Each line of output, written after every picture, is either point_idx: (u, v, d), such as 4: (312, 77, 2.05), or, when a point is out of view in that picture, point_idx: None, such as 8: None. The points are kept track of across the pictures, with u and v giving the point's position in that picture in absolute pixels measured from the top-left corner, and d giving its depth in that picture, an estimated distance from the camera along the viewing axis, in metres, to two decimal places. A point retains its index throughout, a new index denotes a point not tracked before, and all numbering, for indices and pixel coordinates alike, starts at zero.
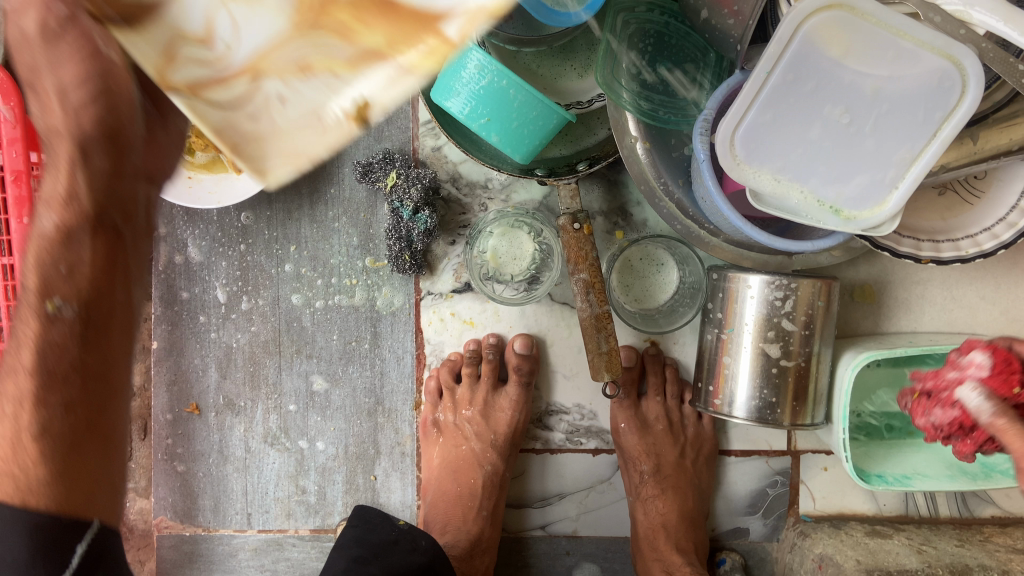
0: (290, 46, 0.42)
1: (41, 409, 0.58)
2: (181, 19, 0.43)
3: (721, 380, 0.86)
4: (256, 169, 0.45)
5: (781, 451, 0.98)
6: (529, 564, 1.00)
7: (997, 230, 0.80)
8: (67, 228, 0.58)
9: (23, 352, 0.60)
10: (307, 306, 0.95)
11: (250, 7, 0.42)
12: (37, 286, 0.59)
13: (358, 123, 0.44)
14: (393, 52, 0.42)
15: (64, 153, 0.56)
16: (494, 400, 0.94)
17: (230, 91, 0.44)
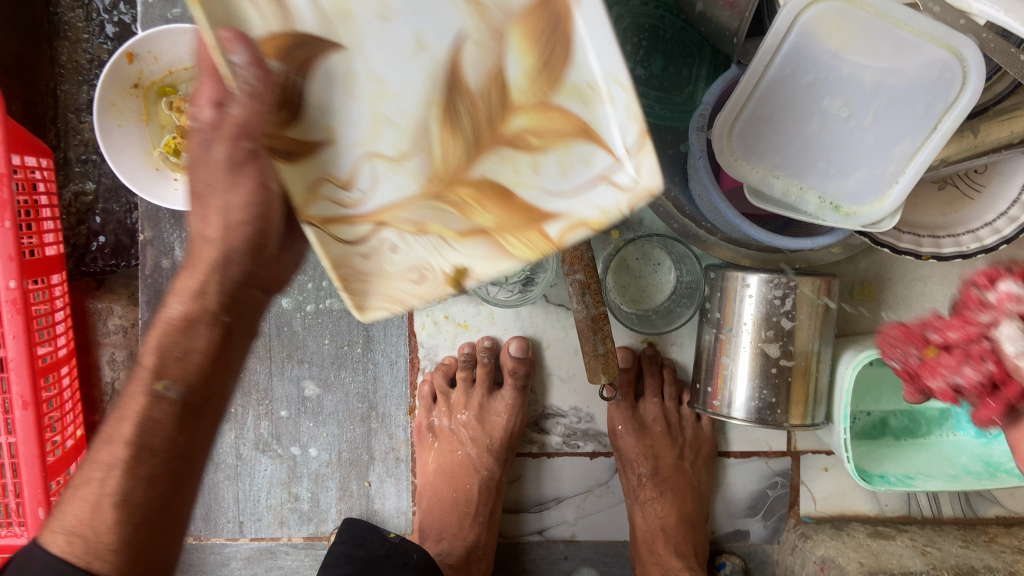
0: (412, 208, 0.46)
1: (131, 483, 0.48)
2: (331, 165, 0.44)
3: (720, 380, 0.84)
4: (357, 305, 0.48)
5: (781, 451, 0.97)
6: (527, 570, 0.98)
7: (998, 225, 0.78)
8: (192, 320, 0.49)
9: (120, 429, 0.49)
10: (298, 310, 0.93)
11: (392, 171, 0.45)
12: (152, 365, 0.49)
13: (451, 288, 0.46)
14: (500, 236, 0.45)
15: (206, 261, 0.48)
16: (490, 404, 0.93)
17: (356, 229, 0.46)
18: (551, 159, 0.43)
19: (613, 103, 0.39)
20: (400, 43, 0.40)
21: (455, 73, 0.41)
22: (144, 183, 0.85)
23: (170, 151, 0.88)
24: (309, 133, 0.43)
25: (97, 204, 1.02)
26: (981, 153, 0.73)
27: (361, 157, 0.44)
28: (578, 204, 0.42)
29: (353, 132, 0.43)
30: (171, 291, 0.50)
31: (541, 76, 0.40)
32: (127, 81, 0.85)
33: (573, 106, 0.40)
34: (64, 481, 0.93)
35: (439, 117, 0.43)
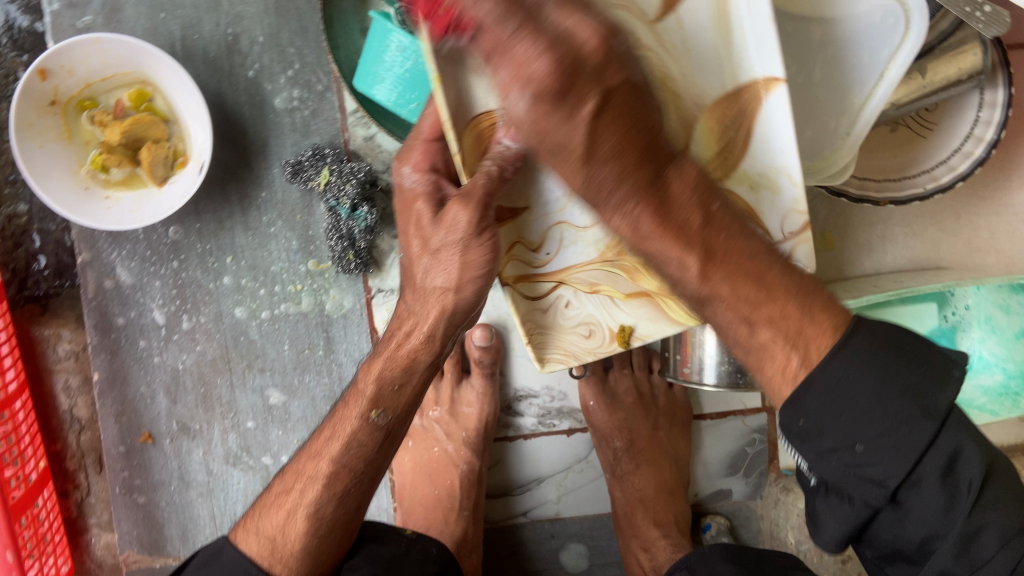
0: (590, 270, 0.59)
1: (325, 498, 0.61)
2: (526, 232, 0.58)
3: (687, 348, 0.84)
4: (538, 357, 0.61)
5: (756, 408, 0.97)
6: (517, 552, 0.98)
7: (953, 162, 0.76)
8: (417, 359, 0.60)
9: (332, 441, 0.62)
10: (253, 318, 0.91)
11: (578, 237, 0.58)
12: (369, 394, 0.61)
13: (620, 342, 0.59)
14: (661, 299, 0.59)
15: (442, 308, 0.57)
16: (459, 395, 0.90)
17: (535, 287, 0.59)
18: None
19: (779, 193, 0.53)
20: None
21: None
22: (72, 205, 0.81)
23: (99, 168, 0.84)
24: (514, 202, 0.57)
25: (32, 224, 0.95)
26: (931, 93, 0.71)
27: (553, 224, 0.58)
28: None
29: (553, 206, 0.57)
30: (405, 330, 0.60)
31: (719, 161, 0.55)
32: (42, 99, 0.80)
33: (742, 190, 0.55)
34: (33, 516, 0.91)
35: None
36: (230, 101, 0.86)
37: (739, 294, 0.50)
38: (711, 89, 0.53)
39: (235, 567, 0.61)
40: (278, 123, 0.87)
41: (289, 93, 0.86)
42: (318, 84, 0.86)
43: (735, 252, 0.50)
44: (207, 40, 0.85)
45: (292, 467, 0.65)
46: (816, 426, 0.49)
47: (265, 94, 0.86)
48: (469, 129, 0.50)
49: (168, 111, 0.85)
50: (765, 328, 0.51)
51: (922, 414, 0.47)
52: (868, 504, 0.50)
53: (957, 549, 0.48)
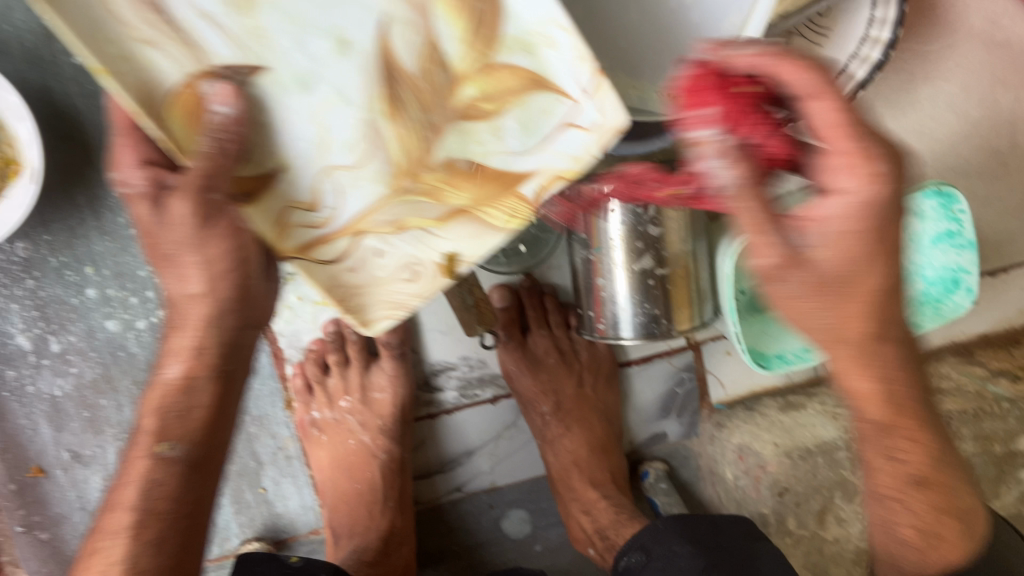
0: (387, 210, 0.52)
1: (136, 550, 0.51)
2: (292, 193, 0.50)
3: (600, 303, 0.79)
4: (362, 320, 0.60)
5: (682, 348, 0.91)
6: (454, 528, 0.95)
7: (851, 69, 0.71)
8: (195, 377, 0.54)
9: (125, 488, 0.53)
10: (130, 330, 0.83)
11: (355, 178, 0.50)
12: (153, 429, 0.53)
13: (446, 274, 0.56)
14: (476, 212, 0.53)
15: (200, 315, 0.53)
16: (370, 380, 0.85)
17: (335, 246, 0.54)
18: (507, 123, 0.48)
19: (556, 47, 0.43)
20: (322, 48, 0.44)
21: (387, 59, 0.45)
22: None
23: None
24: (259, 164, 0.48)
25: None
26: None
27: (317, 177, 0.50)
28: (547, 158, 0.48)
29: (309, 152, 0.48)
30: (172, 350, 0.54)
31: (479, 37, 0.44)
32: None
33: (518, 60, 0.44)
34: None
35: (385, 111, 0.47)
36: (58, 90, 0.72)
37: (908, 454, 0.52)
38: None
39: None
40: None
41: None
42: None
43: None
44: (18, 25, 0.69)
45: (93, 530, 0.54)
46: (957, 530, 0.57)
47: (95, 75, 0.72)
48: (165, 111, 0.44)
49: None
50: (920, 501, 0.52)
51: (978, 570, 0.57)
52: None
53: None
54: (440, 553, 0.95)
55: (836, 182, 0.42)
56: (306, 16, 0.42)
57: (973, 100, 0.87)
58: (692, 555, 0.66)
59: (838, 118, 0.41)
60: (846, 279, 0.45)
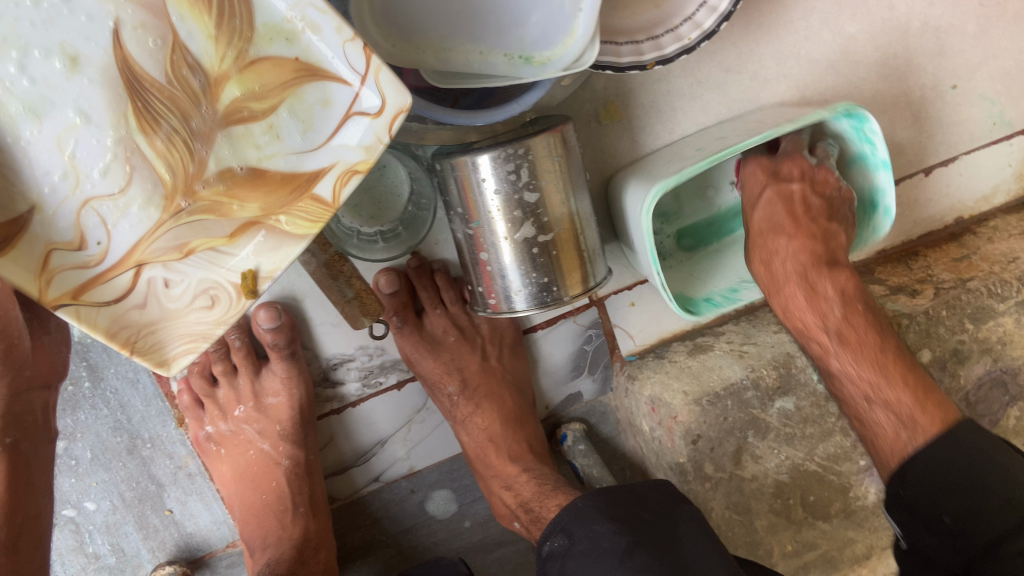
0: (164, 234, 0.52)
1: None
2: (51, 232, 0.50)
3: (488, 278, 0.76)
4: (159, 362, 0.53)
5: (585, 306, 0.90)
6: (378, 517, 0.93)
7: (714, 3, 0.69)
8: None
9: None
10: None
11: (120, 207, 0.51)
12: None
13: (246, 293, 0.52)
14: (268, 219, 0.52)
15: None
16: (261, 386, 0.81)
17: (113, 285, 0.51)
18: (280, 119, 0.50)
19: (316, 31, 0.47)
20: (54, 70, 0.47)
21: (128, 69, 0.48)
22: None
23: None
24: (11, 211, 0.49)
25: None
26: None
27: (78, 208, 0.50)
28: (336, 150, 0.50)
29: (63, 185, 0.50)
30: None
31: (227, 34, 0.48)
32: None
33: (279, 49, 0.48)
34: None
35: (139, 126, 0.50)
36: None
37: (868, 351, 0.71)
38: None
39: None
40: None
41: None
42: None
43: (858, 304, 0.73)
44: None
45: None
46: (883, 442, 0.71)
47: None
48: None
49: None
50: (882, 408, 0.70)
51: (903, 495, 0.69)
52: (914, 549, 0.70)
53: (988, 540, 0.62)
54: (367, 545, 0.94)
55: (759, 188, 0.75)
56: (24, 40, 0.46)
57: (846, 14, 0.85)
58: (615, 534, 0.61)
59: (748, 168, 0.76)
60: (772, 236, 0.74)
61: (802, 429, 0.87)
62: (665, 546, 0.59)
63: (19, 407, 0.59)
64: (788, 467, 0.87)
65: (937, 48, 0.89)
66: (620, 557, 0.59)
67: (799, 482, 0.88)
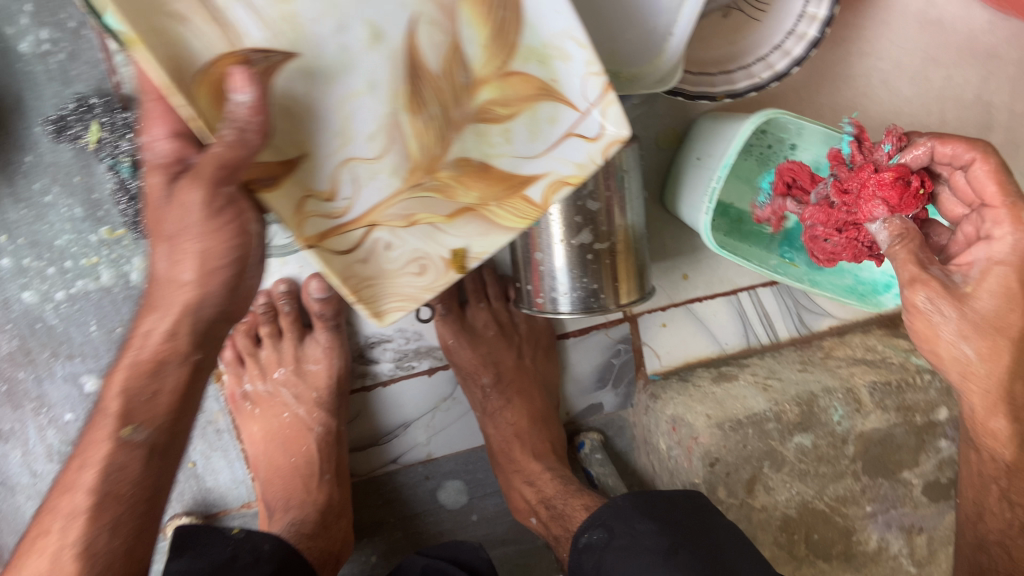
0: (399, 203, 0.55)
1: (92, 533, 0.48)
2: (313, 181, 0.52)
3: (539, 278, 0.78)
4: (374, 312, 0.57)
5: (619, 320, 0.93)
6: (391, 499, 0.95)
7: (787, 46, 0.74)
8: (165, 361, 0.50)
9: (81, 470, 0.50)
10: (47, 301, 0.78)
11: (372, 171, 0.54)
12: (115, 413, 0.50)
13: (456, 268, 0.57)
14: (484, 208, 0.57)
15: (180, 306, 0.48)
16: (304, 352, 0.83)
17: (348, 237, 0.54)
18: (516, 126, 0.55)
19: (566, 60, 0.52)
20: (355, 42, 0.50)
21: (413, 56, 0.51)
22: None
23: None
24: (286, 153, 0.50)
25: None
26: None
27: (340, 164, 0.52)
28: (553, 162, 0.55)
29: (335, 143, 0.52)
30: (139, 330, 0.50)
31: (497, 46, 0.53)
32: None
33: (531, 69, 0.53)
34: None
35: (406, 106, 0.53)
36: None
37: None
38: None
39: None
40: (31, 73, 0.72)
41: (37, 34, 0.71)
42: (69, 21, 0.71)
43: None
44: None
45: (43, 506, 0.51)
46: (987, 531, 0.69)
47: (8, 40, 0.70)
48: (192, 87, 0.44)
49: None
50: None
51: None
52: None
53: None
54: (376, 524, 0.95)
55: (987, 228, 0.58)
56: (339, 9, 0.48)
57: (904, 78, 0.88)
58: (659, 532, 0.63)
59: (993, 175, 0.57)
60: (995, 314, 0.58)
61: (815, 467, 0.89)
62: (707, 552, 0.61)
63: (212, 326, 0.51)
64: (797, 503, 0.89)
65: (985, 122, 0.93)
66: (665, 554, 0.60)
67: (805, 519, 0.90)
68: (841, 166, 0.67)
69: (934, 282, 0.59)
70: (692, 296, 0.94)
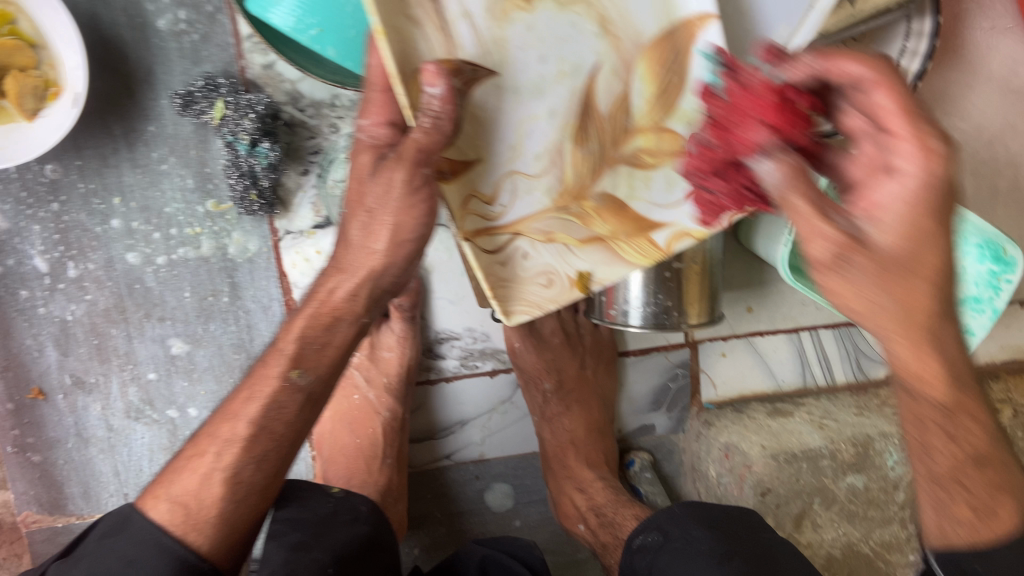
0: (544, 220, 0.58)
1: (243, 460, 0.54)
2: (479, 184, 0.55)
3: (613, 290, 0.81)
4: (504, 310, 0.57)
5: (679, 344, 0.95)
6: (441, 494, 0.97)
7: None
8: (339, 317, 0.56)
9: (250, 400, 0.55)
10: (149, 264, 0.83)
11: (529, 187, 0.57)
12: (291, 352, 0.55)
13: (579, 288, 0.59)
14: (614, 242, 0.60)
15: (370, 270, 0.54)
16: (379, 339, 0.86)
17: (495, 240, 0.56)
18: (658, 174, 0.59)
19: None
20: (548, 71, 0.54)
21: (591, 96, 0.56)
22: None
23: None
24: (466, 154, 0.54)
25: None
26: (859, 23, 0.70)
27: (506, 174, 0.56)
28: (681, 215, 0.59)
29: (507, 154, 0.55)
30: (328, 285, 0.56)
31: (660, 102, 0.58)
32: None
33: (679, 129, 0.58)
34: None
35: (573, 135, 0.57)
36: (107, 23, 0.75)
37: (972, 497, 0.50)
38: (650, 30, 0.56)
39: (146, 536, 0.53)
40: (164, 49, 0.77)
41: (174, 14, 0.76)
42: (206, 5, 0.77)
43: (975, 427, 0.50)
44: None
45: (205, 429, 0.57)
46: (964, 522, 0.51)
47: (147, 15, 0.76)
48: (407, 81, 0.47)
49: (35, 35, 0.74)
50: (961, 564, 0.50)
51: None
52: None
53: None
54: (421, 517, 0.97)
55: (889, 161, 0.41)
56: (543, 40, 0.53)
57: (982, 140, 0.91)
58: (714, 539, 0.64)
59: (895, 100, 0.41)
60: (914, 258, 0.41)
61: (863, 510, 0.92)
62: (764, 564, 0.61)
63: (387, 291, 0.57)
64: (842, 543, 0.92)
65: None
66: (719, 559, 0.62)
67: (849, 561, 0.92)
68: (716, 98, 0.49)
69: (836, 232, 0.40)
70: (753, 329, 0.95)
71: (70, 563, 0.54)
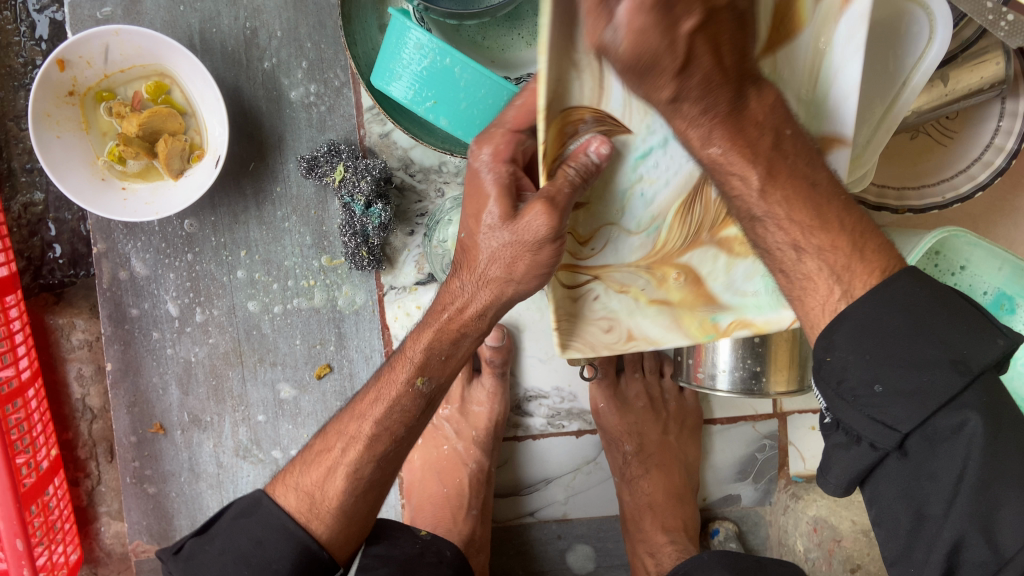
0: (628, 271, 0.58)
1: (364, 459, 0.62)
2: (580, 224, 0.55)
3: (702, 352, 0.84)
4: (562, 343, 0.58)
5: (767, 414, 0.95)
6: (524, 552, 0.98)
7: (972, 172, 0.78)
8: (464, 334, 0.62)
9: (376, 402, 0.63)
10: (266, 312, 0.90)
11: (628, 241, 0.56)
12: (418, 361, 0.62)
13: (633, 342, 0.60)
14: (680, 308, 0.60)
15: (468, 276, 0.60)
16: (470, 393, 0.90)
17: (574, 275, 0.57)
18: (744, 264, 0.59)
19: None
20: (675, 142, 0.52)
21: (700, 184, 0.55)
22: (89, 195, 0.80)
23: (116, 159, 0.83)
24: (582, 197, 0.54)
25: (48, 214, 0.91)
26: (952, 100, 0.72)
27: (607, 223, 0.55)
28: (745, 308, 0.60)
29: (614, 206, 0.55)
30: (455, 305, 0.62)
31: None
32: (61, 89, 0.79)
33: None
34: (43, 504, 0.87)
35: (677, 207, 0.55)
36: (247, 96, 0.85)
37: (793, 217, 0.50)
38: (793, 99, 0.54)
39: (274, 521, 0.61)
40: (294, 119, 0.86)
41: (306, 88, 0.85)
42: (334, 80, 0.86)
43: (796, 177, 0.50)
44: (252, 65, 0.85)
45: (332, 426, 0.66)
46: (840, 362, 0.49)
47: (282, 88, 0.85)
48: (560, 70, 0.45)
49: (186, 104, 0.84)
50: (812, 256, 0.51)
51: (949, 363, 0.45)
52: (941, 542, 0.46)
53: (970, 515, 0.45)
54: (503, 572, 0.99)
55: None
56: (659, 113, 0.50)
57: None
58: None
59: None
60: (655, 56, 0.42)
61: None
62: None
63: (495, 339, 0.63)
64: None
65: None
66: None
67: None
68: None
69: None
70: None
71: (206, 539, 0.63)
